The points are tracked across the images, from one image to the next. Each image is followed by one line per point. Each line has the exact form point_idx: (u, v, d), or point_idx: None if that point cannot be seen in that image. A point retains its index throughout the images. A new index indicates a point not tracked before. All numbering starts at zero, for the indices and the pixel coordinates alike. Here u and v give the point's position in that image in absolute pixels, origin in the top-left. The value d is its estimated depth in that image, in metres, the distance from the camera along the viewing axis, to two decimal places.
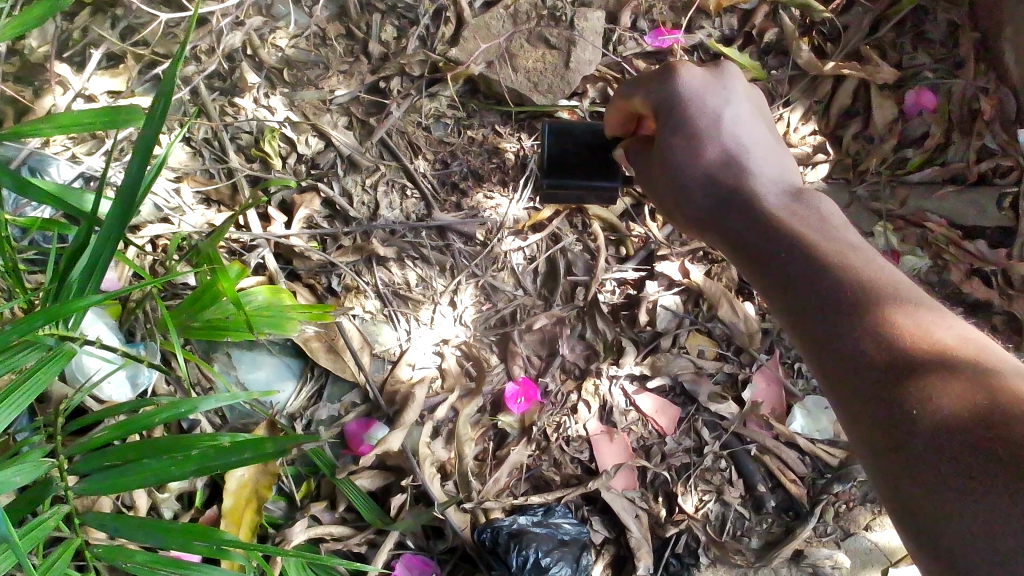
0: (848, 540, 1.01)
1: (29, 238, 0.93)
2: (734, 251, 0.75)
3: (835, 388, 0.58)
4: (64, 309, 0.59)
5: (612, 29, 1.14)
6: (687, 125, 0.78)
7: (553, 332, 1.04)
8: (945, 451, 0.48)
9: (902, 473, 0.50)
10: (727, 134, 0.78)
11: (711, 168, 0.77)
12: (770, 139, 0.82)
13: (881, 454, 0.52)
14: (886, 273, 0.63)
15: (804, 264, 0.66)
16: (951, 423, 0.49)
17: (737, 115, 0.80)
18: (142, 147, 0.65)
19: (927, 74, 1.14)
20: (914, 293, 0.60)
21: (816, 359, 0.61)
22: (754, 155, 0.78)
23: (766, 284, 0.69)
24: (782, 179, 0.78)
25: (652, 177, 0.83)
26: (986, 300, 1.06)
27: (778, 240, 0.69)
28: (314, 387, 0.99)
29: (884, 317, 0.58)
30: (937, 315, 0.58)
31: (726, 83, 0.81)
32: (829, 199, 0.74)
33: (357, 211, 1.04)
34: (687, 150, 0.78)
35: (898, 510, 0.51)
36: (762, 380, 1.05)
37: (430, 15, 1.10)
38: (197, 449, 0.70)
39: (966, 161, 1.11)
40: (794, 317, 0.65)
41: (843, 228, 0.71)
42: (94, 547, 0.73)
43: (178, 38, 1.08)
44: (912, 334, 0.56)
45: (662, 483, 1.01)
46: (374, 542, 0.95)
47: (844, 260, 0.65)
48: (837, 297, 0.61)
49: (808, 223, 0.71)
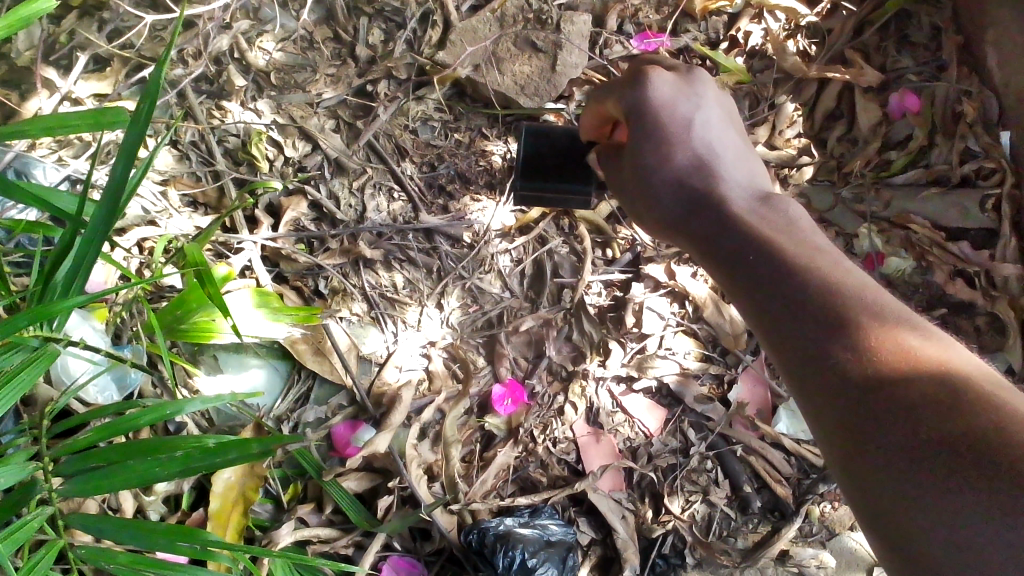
0: (834, 540, 1.01)
1: (15, 241, 0.94)
2: (703, 255, 0.76)
3: (803, 388, 0.59)
4: (47, 312, 0.60)
5: (599, 32, 1.15)
6: (658, 130, 0.80)
7: (539, 334, 1.05)
8: (910, 449, 0.49)
9: (868, 469, 0.51)
10: (698, 140, 0.80)
11: (681, 173, 0.79)
12: (741, 145, 0.84)
13: (848, 453, 0.53)
14: (851, 274, 0.65)
15: (772, 266, 0.67)
16: (915, 418, 0.50)
17: (708, 122, 0.81)
18: (127, 148, 0.65)
19: (910, 77, 1.15)
20: (879, 295, 0.62)
21: (782, 361, 0.63)
22: (725, 161, 0.80)
23: (735, 288, 0.70)
24: (752, 184, 0.80)
25: (625, 182, 0.84)
26: (970, 301, 1.06)
27: (748, 243, 0.71)
28: (301, 390, 0.99)
29: (849, 317, 0.59)
30: (901, 315, 0.60)
31: (697, 89, 0.83)
32: (797, 204, 0.76)
33: (344, 214, 1.04)
34: (658, 156, 0.79)
35: (862, 505, 0.52)
36: (747, 381, 1.05)
37: (417, 18, 1.12)
38: (182, 450, 0.70)
39: (949, 163, 1.11)
40: (762, 319, 0.66)
41: (809, 231, 0.73)
42: (78, 549, 0.73)
43: (165, 42, 1.08)
44: (877, 334, 0.57)
45: (648, 484, 1.01)
46: (361, 544, 0.95)
47: (812, 262, 0.66)
48: (803, 299, 0.63)
49: (777, 227, 0.72)
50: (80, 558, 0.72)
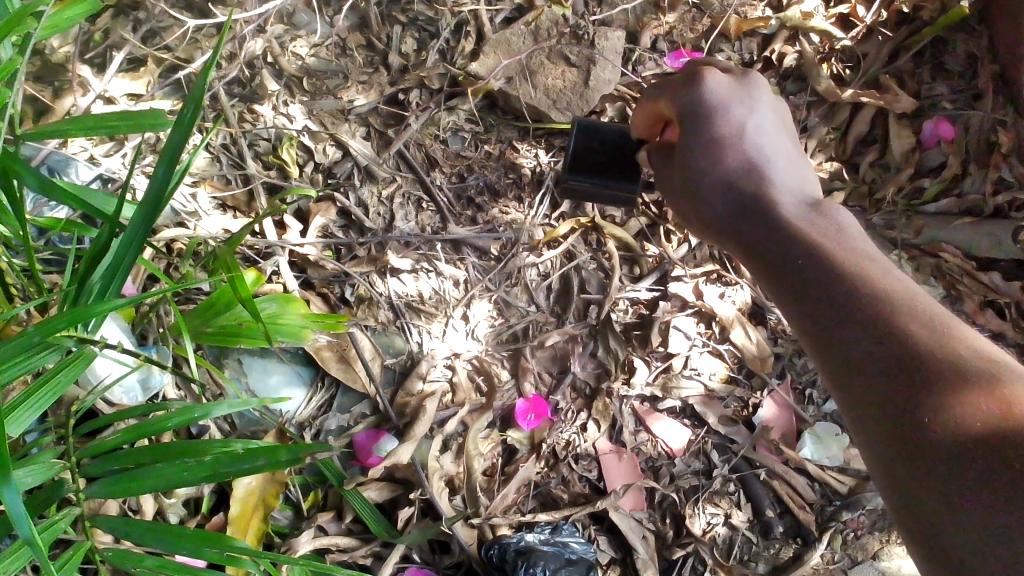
0: (855, 569, 1.00)
1: (46, 238, 0.94)
2: (749, 258, 0.77)
3: (850, 394, 0.60)
4: (83, 314, 0.57)
5: (633, 49, 1.16)
6: (711, 132, 0.79)
7: (564, 349, 1.05)
8: (959, 468, 0.50)
9: (912, 480, 0.53)
10: (750, 144, 0.80)
11: (732, 176, 0.79)
12: (793, 150, 0.83)
13: (892, 463, 0.55)
14: (903, 283, 0.65)
15: (823, 272, 0.67)
16: (965, 433, 0.51)
17: (761, 126, 0.81)
18: (172, 150, 0.65)
19: (944, 105, 1.15)
20: (930, 306, 0.61)
21: (827, 366, 0.63)
22: (775, 165, 0.80)
23: (782, 294, 0.71)
24: (800, 190, 0.80)
25: (672, 184, 0.84)
26: (1000, 332, 1.06)
27: (797, 249, 0.71)
28: (324, 396, 0.99)
29: (901, 327, 0.59)
30: (954, 327, 0.59)
31: (752, 93, 0.82)
32: (847, 211, 0.76)
33: (372, 222, 1.05)
34: (709, 158, 0.79)
35: (903, 514, 0.54)
36: (773, 405, 1.05)
37: (450, 29, 1.13)
38: (209, 455, 0.69)
39: (982, 193, 1.11)
40: (809, 322, 0.66)
41: (859, 239, 0.73)
42: (104, 551, 0.71)
43: (200, 45, 1.09)
44: (929, 344, 0.57)
45: (670, 504, 1.00)
46: (380, 555, 0.94)
47: (863, 271, 0.66)
48: (855, 306, 0.63)
49: (826, 234, 0.72)
50: (107, 560, 0.70)
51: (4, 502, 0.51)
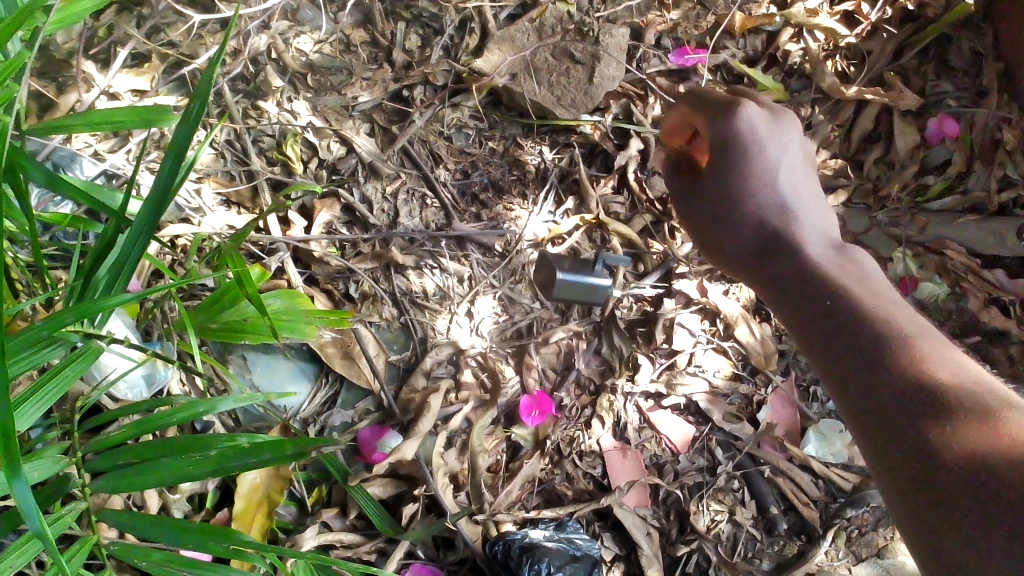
0: (859, 566, 1.00)
1: (52, 234, 0.94)
2: (773, 297, 0.78)
3: (867, 421, 0.61)
4: (91, 308, 0.57)
5: (636, 46, 1.16)
6: (743, 164, 0.78)
7: (569, 346, 1.05)
8: (960, 485, 0.51)
9: (915, 495, 0.54)
10: (781, 182, 0.79)
11: (761, 212, 0.79)
12: (821, 194, 0.83)
13: (899, 483, 0.56)
14: (926, 330, 0.66)
15: (848, 314, 0.69)
16: (971, 455, 0.52)
17: (793, 165, 0.80)
18: (178, 144, 0.65)
19: (949, 102, 1.15)
20: (954, 354, 0.63)
21: (845, 394, 0.64)
22: (804, 207, 0.80)
23: (805, 327, 0.72)
24: (828, 235, 0.80)
25: (698, 210, 0.84)
26: (1004, 329, 1.06)
27: (823, 289, 0.73)
28: (328, 393, 0.99)
29: (923, 368, 0.60)
30: (974, 372, 0.60)
31: (789, 129, 0.80)
32: (872, 261, 0.77)
33: (377, 218, 1.05)
34: (739, 190, 0.79)
35: (906, 530, 0.55)
36: (777, 402, 1.06)
37: (455, 25, 1.13)
38: (215, 450, 0.69)
39: (987, 190, 1.12)
40: (832, 356, 0.67)
41: (883, 288, 0.74)
42: (110, 545, 0.71)
43: (204, 41, 1.09)
44: (948, 381, 0.59)
45: (673, 501, 1.01)
46: (384, 550, 0.94)
47: (889, 317, 0.67)
48: (879, 347, 0.64)
49: (852, 280, 0.73)
50: (112, 555, 0.70)
51: (12, 495, 0.51)
